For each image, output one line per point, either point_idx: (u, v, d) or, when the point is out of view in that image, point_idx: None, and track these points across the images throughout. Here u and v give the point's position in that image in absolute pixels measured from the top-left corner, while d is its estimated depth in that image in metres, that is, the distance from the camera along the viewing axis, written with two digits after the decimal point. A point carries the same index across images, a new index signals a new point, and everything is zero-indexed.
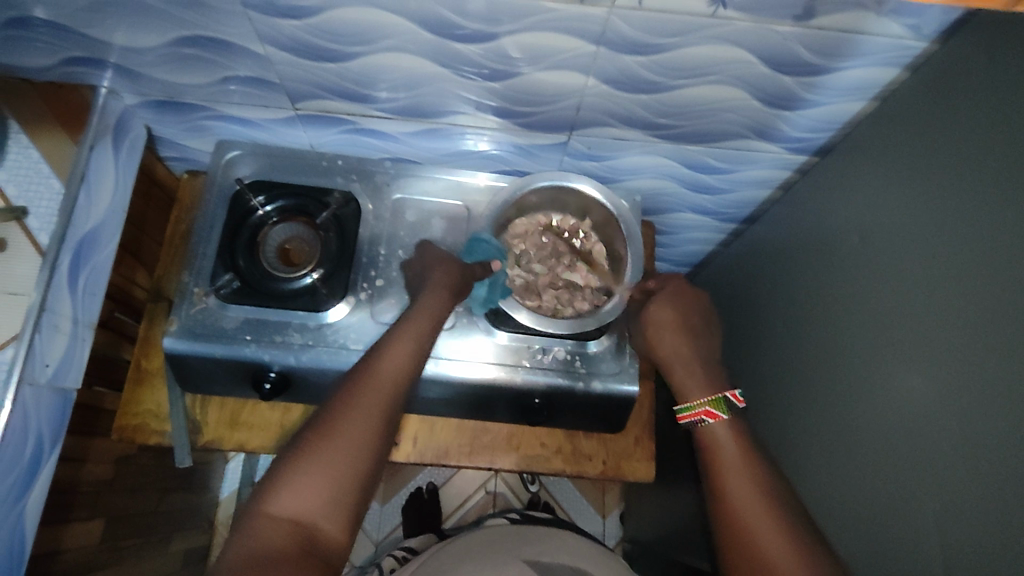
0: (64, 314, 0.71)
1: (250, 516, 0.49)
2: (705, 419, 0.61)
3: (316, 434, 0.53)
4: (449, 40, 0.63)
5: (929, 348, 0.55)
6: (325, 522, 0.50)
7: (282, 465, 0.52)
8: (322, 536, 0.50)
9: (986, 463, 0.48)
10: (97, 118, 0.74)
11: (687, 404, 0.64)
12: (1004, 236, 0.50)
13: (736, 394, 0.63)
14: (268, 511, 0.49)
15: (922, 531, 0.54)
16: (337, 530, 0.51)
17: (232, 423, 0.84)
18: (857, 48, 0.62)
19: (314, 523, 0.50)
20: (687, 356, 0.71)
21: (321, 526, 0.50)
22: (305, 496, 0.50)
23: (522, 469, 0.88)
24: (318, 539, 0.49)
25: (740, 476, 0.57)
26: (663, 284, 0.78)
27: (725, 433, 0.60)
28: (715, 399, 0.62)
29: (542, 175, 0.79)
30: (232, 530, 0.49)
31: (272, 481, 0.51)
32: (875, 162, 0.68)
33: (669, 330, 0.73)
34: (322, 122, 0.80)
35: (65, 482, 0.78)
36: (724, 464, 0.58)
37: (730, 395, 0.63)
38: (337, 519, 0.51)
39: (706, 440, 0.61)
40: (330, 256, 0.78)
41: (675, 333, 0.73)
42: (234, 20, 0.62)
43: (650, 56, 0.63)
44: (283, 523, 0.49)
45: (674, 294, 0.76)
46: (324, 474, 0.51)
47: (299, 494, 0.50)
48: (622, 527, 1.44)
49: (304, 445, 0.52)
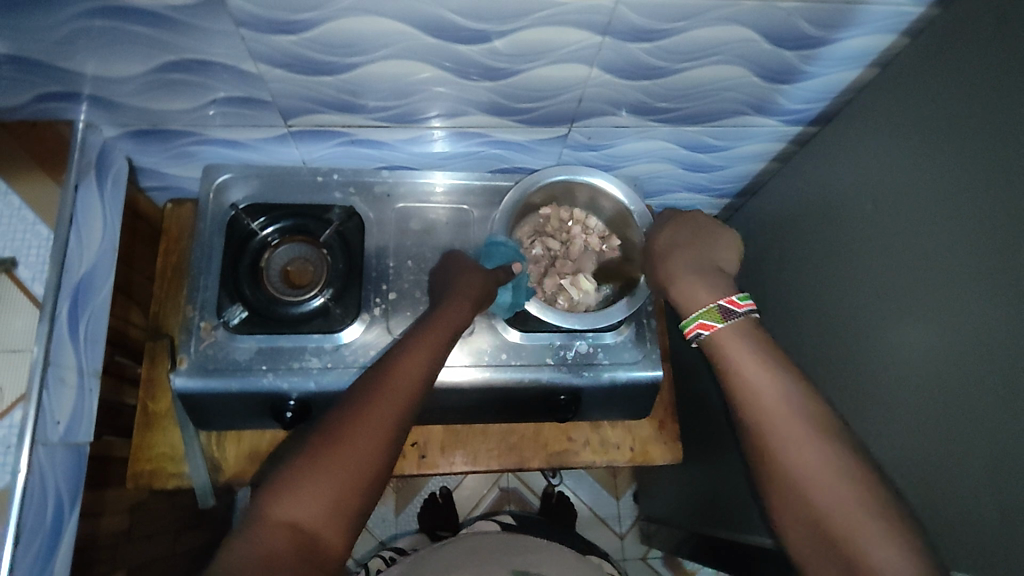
0: (68, 365, 0.67)
1: (252, 523, 0.48)
2: (702, 331, 0.62)
3: (325, 441, 0.52)
4: (453, 43, 0.62)
5: (941, 306, 0.57)
6: (325, 530, 0.49)
7: (288, 470, 0.51)
8: (322, 544, 0.48)
9: (998, 415, 0.50)
10: (79, 155, 0.69)
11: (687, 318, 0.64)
12: (1006, 196, 0.51)
13: (734, 299, 0.63)
14: (271, 516, 0.48)
15: (950, 494, 0.55)
16: (338, 539, 0.49)
17: (252, 456, 0.81)
18: (857, 18, 0.62)
19: (315, 530, 0.48)
20: (691, 271, 0.67)
21: (324, 534, 0.48)
22: (308, 504, 0.49)
23: (550, 466, 0.87)
24: (318, 548, 0.48)
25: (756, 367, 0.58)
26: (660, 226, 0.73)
27: (724, 333, 0.61)
28: (710, 309, 0.62)
29: (558, 169, 0.77)
30: (232, 538, 0.47)
31: (277, 485, 0.50)
32: (876, 125, 0.69)
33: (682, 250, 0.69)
34: (316, 137, 0.77)
35: (84, 539, 0.74)
36: (742, 383, 0.58)
37: (726, 303, 0.62)
38: (338, 528, 0.49)
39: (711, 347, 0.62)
40: (338, 274, 0.76)
41: (679, 256, 0.68)
42: (226, 41, 0.59)
43: (654, 42, 0.63)
44: (283, 530, 0.47)
45: (680, 222, 0.72)
46: (329, 480, 0.50)
47: (302, 502, 0.49)
48: (636, 506, 1.46)
49: (312, 450, 0.51)
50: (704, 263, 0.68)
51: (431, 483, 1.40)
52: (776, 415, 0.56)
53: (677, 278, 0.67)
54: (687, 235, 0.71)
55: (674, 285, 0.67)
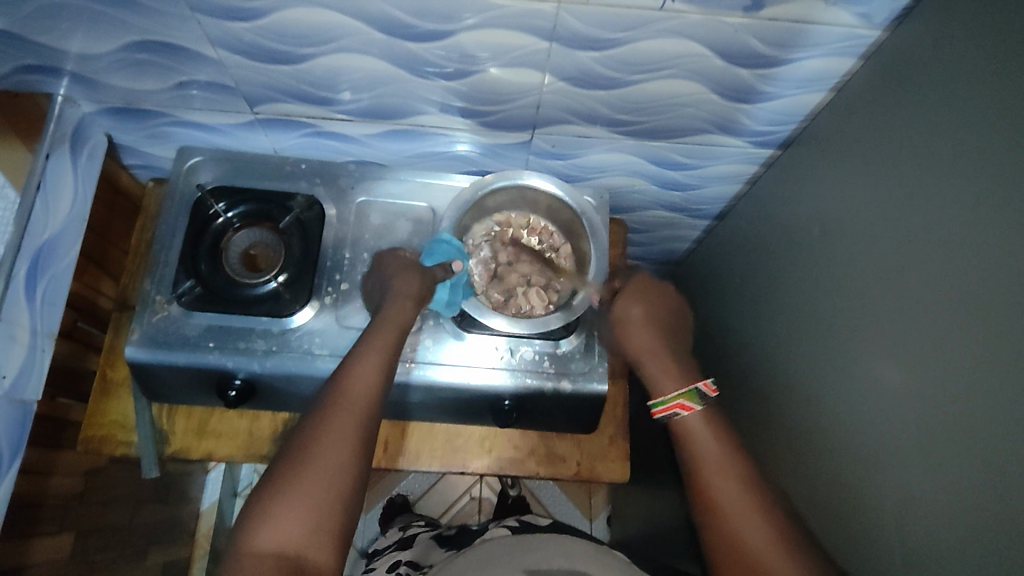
0: (22, 324, 0.70)
1: (235, 556, 0.49)
2: (680, 411, 0.62)
3: (294, 463, 0.53)
4: (404, 40, 0.63)
5: (906, 342, 0.53)
6: (313, 551, 0.50)
7: (261, 498, 0.52)
8: (311, 565, 0.49)
9: (953, 462, 0.47)
10: (54, 127, 0.73)
11: (660, 399, 0.64)
12: (970, 227, 0.48)
13: (709, 385, 0.64)
14: (250, 549, 0.49)
15: (888, 539, 0.53)
16: (327, 557, 0.50)
17: (200, 432, 0.83)
18: (810, 38, 0.61)
19: (302, 552, 0.49)
20: (660, 350, 0.70)
21: (307, 555, 0.49)
22: (288, 528, 0.50)
23: (495, 472, 0.87)
24: (309, 570, 0.49)
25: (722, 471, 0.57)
26: (627, 281, 0.77)
27: (697, 424, 0.61)
28: (689, 392, 0.63)
29: (501, 175, 0.78)
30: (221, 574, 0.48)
31: (252, 515, 0.51)
32: (836, 149, 0.68)
33: (641, 326, 0.72)
34: (284, 126, 0.80)
35: (29, 496, 0.76)
36: (698, 444, 0.60)
37: (702, 386, 0.63)
38: (324, 547, 0.50)
39: (680, 431, 0.61)
40: (294, 260, 0.78)
41: (646, 329, 0.72)
42: (183, 24, 0.61)
43: (603, 51, 0.63)
44: (269, 558, 0.48)
45: (647, 291, 0.75)
46: (307, 502, 0.51)
47: (284, 526, 0.50)
48: (608, 529, 1.43)
49: (280, 476, 0.52)
50: (673, 351, 0.71)
51: (402, 483, 1.41)
52: (721, 474, 0.57)
53: (647, 357, 0.70)
54: (661, 315, 0.74)
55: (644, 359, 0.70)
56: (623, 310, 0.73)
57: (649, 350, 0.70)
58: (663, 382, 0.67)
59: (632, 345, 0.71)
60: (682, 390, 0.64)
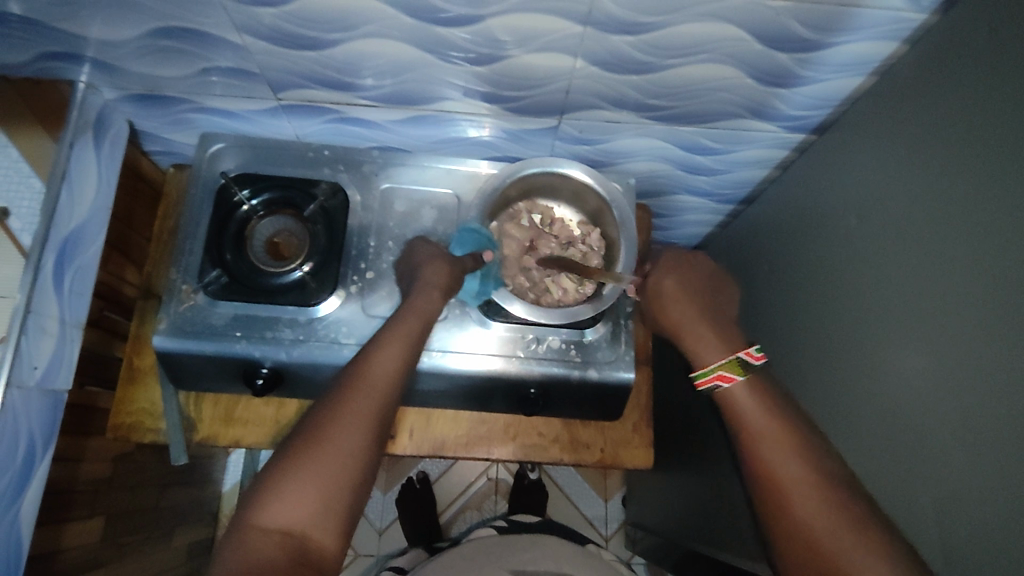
0: (51, 315, 0.70)
1: (239, 528, 0.48)
2: (721, 383, 0.60)
3: (306, 441, 0.52)
4: (433, 25, 0.61)
5: (938, 335, 0.53)
6: (315, 531, 0.49)
7: (269, 474, 0.50)
8: (313, 545, 0.48)
9: (991, 456, 0.47)
10: (76, 113, 0.72)
11: (704, 369, 0.62)
12: (1014, 221, 0.47)
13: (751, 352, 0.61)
14: (257, 522, 0.48)
15: (918, 530, 0.53)
16: (327, 538, 0.49)
17: (227, 420, 0.84)
18: (854, 22, 0.59)
19: (305, 532, 0.48)
20: (698, 321, 0.67)
21: (312, 535, 0.48)
22: (293, 506, 0.49)
23: (520, 459, 0.87)
24: (310, 548, 0.48)
25: (762, 437, 0.56)
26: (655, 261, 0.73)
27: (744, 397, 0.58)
28: (731, 363, 0.60)
29: (531, 162, 0.77)
30: (221, 546, 0.48)
31: (262, 489, 0.50)
32: (871, 137, 0.67)
33: (677, 299, 0.68)
34: (307, 112, 0.79)
35: (62, 482, 0.77)
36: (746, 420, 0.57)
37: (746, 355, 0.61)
38: (327, 528, 0.49)
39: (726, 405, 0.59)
40: (318, 249, 0.77)
41: (683, 303, 0.68)
42: (208, 9, 0.60)
43: (639, 35, 0.61)
44: (272, 534, 0.48)
45: (673, 260, 0.72)
46: (314, 481, 0.50)
47: (289, 503, 0.49)
48: (623, 510, 1.45)
49: (292, 453, 0.51)
50: (705, 314, 0.68)
51: (420, 464, 1.42)
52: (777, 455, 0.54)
53: (682, 325, 0.67)
54: (698, 282, 0.71)
55: (686, 334, 0.67)
56: (659, 282, 0.70)
57: (689, 315, 0.67)
58: (706, 350, 0.65)
59: (671, 318, 0.68)
60: (724, 362, 0.61)
